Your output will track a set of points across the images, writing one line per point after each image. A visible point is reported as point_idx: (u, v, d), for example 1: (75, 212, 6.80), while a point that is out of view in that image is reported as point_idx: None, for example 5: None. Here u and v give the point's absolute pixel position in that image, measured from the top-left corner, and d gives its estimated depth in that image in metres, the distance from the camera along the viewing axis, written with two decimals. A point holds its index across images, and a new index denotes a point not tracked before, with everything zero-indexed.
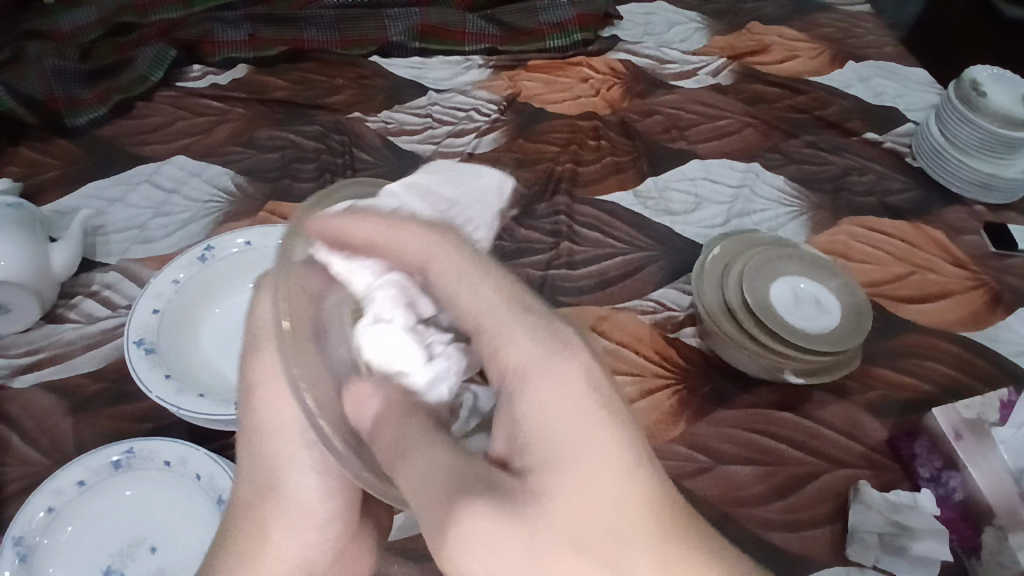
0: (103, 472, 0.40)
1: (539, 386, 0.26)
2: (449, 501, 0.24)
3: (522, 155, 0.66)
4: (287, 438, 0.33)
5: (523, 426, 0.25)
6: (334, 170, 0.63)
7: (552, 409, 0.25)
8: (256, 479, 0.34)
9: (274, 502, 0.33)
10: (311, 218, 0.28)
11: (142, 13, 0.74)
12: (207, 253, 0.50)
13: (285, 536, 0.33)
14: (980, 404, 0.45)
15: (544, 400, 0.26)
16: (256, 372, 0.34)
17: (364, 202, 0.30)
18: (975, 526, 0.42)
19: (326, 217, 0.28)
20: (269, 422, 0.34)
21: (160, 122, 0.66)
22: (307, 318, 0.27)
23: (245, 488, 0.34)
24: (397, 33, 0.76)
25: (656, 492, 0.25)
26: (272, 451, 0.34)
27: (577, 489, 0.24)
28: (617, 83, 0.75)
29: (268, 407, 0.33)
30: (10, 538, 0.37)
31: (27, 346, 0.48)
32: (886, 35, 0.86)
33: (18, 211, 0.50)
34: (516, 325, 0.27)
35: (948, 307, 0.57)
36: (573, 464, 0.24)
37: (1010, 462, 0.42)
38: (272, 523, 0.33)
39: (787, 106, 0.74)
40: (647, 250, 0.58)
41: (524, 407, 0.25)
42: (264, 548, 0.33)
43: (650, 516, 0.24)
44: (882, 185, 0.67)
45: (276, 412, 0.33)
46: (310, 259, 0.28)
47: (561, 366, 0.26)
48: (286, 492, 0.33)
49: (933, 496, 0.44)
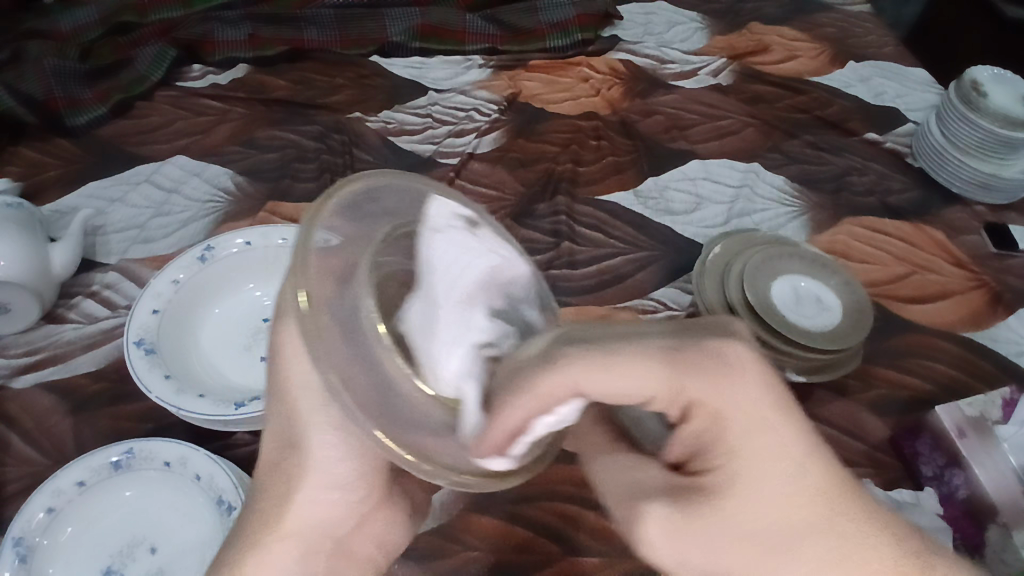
0: (103, 472, 0.39)
1: (698, 391, 0.27)
2: (636, 502, 0.30)
3: (522, 155, 0.66)
4: (305, 396, 0.32)
5: (697, 436, 0.28)
6: (334, 169, 0.63)
7: (728, 423, 0.27)
8: (282, 438, 0.34)
9: (296, 458, 0.33)
10: (311, 237, 0.24)
11: (143, 12, 0.74)
12: (207, 252, 0.50)
13: (304, 500, 0.33)
14: (983, 402, 0.46)
15: (722, 408, 0.27)
16: (285, 340, 0.30)
17: (383, 248, 0.26)
18: (979, 524, 0.42)
19: (319, 255, 0.24)
20: (295, 383, 0.32)
21: (160, 122, 0.66)
22: (326, 317, 0.23)
23: (271, 447, 0.34)
24: (397, 33, 0.76)
25: (827, 480, 0.28)
26: (298, 412, 0.32)
27: (757, 492, 0.27)
28: (617, 83, 0.75)
29: (294, 370, 0.31)
30: (11, 538, 0.37)
31: (28, 346, 0.48)
32: (886, 34, 0.86)
33: (18, 211, 0.50)
34: (599, 381, 0.25)
35: (949, 307, 0.57)
36: (748, 472, 0.27)
37: (1013, 460, 0.42)
38: (295, 485, 0.33)
39: (787, 106, 0.74)
40: (648, 250, 0.58)
41: (695, 425, 0.28)
42: (281, 510, 0.33)
43: (820, 505, 0.27)
44: (882, 185, 0.67)
45: (302, 374, 0.31)
46: (322, 251, 0.24)
47: (724, 383, 0.27)
48: (311, 462, 0.32)
49: (935, 494, 0.44)
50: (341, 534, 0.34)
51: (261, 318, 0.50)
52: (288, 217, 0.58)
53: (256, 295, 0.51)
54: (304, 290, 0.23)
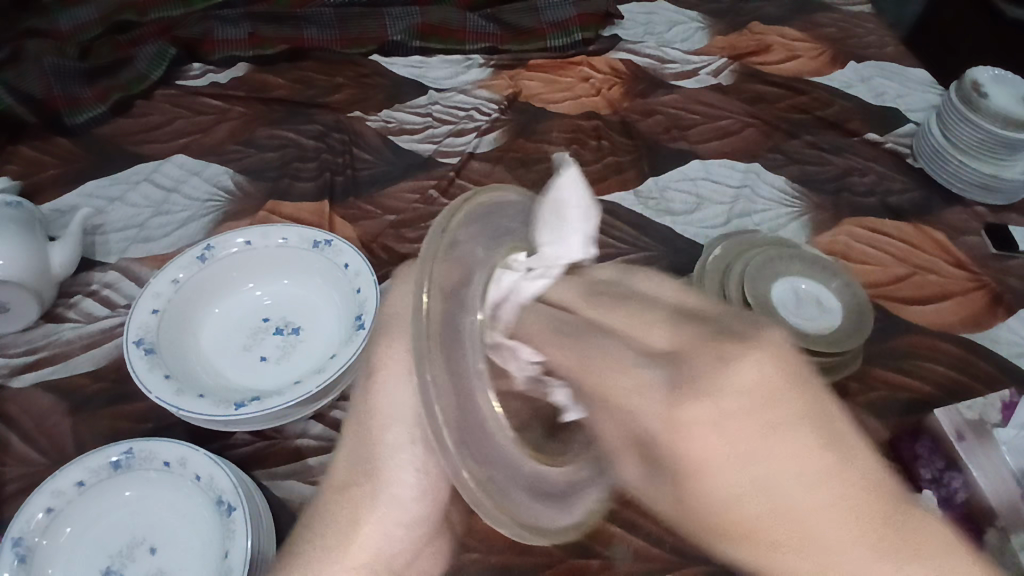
0: (103, 472, 0.39)
1: None
2: None
3: (523, 155, 0.66)
4: (393, 426, 0.31)
5: None
6: (334, 168, 0.63)
7: None
8: (355, 463, 0.33)
9: (370, 485, 0.32)
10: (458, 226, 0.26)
11: (143, 11, 0.74)
12: (207, 252, 0.50)
13: (375, 528, 0.31)
14: (981, 405, 0.46)
15: None
16: (377, 356, 0.32)
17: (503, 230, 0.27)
18: (976, 529, 0.41)
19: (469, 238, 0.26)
20: (380, 407, 0.32)
21: (160, 121, 0.66)
22: (443, 335, 0.25)
23: (342, 470, 0.33)
24: (397, 32, 0.76)
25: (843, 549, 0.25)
26: (378, 433, 0.32)
27: None
28: (618, 83, 0.74)
29: (382, 392, 0.32)
30: (10, 539, 0.37)
31: (27, 346, 0.48)
32: (886, 35, 0.86)
33: (18, 210, 0.50)
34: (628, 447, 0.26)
35: (949, 308, 0.57)
36: None
37: (1011, 463, 0.42)
38: (366, 512, 0.31)
39: (788, 106, 0.74)
40: (648, 250, 0.58)
41: None
42: (353, 535, 0.31)
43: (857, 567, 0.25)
44: (882, 185, 0.67)
45: (387, 399, 0.32)
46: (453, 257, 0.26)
47: None
48: (385, 489, 0.31)
49: (935, 496, 0.42)
50: (397, 567, 0.32)
51: (261, 318, 0.50)
52: (287, 216, 0.58)
53: (256, 295, 0.51)
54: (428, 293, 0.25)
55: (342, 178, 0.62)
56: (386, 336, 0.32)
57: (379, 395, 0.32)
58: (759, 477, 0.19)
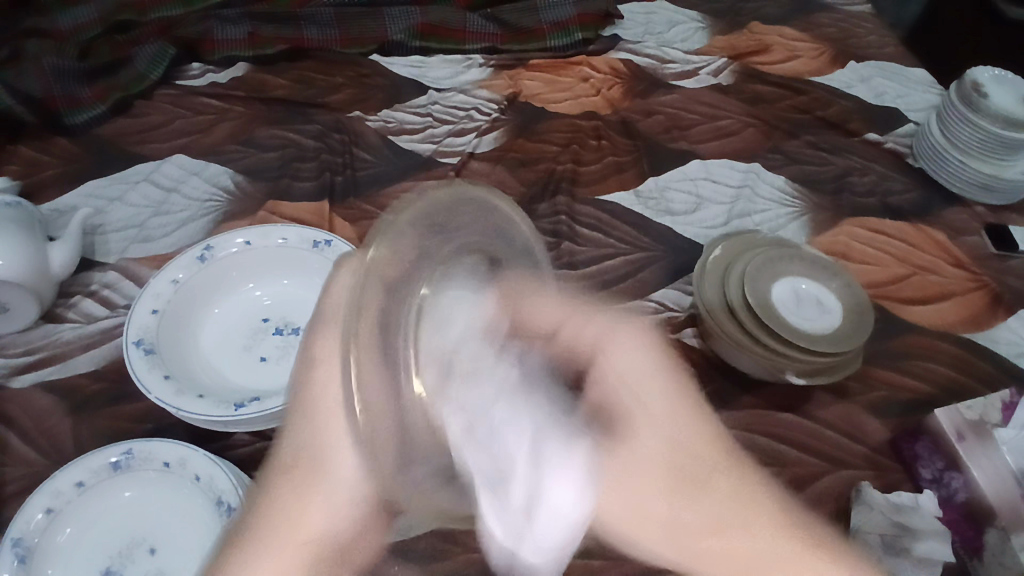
0: (103, 473, 0.39)
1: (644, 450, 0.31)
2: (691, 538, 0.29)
3: (522, 155, 0.66)
4: (334, 418, 0.28)
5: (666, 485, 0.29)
6: (334, 168, 0.62)
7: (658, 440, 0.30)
8: (308, 445, 0.31)
9: (318, 468, 0.30)
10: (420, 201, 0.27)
11: (142, 11, 0.73)
12: (207, 252, 0.50)
13: (320, 503, 0.30)
14: (983, 405, 0.45)
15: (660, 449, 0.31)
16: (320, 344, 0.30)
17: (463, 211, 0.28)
18: (977, 527, 0.42)
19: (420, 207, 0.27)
20: (320, 396, 0.30)
21: (160, 121, 0.66)
22: (387, 273, 0.25)
23: (291, 450, 0.32)
24: (397, 32, 0.76)
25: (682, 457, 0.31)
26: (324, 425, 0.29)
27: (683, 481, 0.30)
28: (617, 83, 0.74)
29: (319, 383, 0.30)
30: (10, 539, 0.37)
31: (27, 346, 0.48)
32: (886, 35, 0.86)
33: (17, 210, 0.50)
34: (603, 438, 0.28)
35: (949, 308, 0.57)
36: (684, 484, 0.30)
37: (1011, 462, 0.41)
38: (314, 494, 0.30)
39: (788, 106, 0.74)
40: (647, 250, 0.58)
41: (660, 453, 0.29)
42: (301, 516, 0.31)
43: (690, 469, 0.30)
44: (882, 185, 0.67)
45: (324, 388, 0.30)
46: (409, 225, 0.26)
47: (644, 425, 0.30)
48: (333, 472, 0.28)
49: (934, 497, 0.44)
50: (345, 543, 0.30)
51: (261, 318, 0.50)
52: (287, 217, 0.58)
53: (257, 295, 0.51)
54: (377, 247, 0.25)
55: (342, 179, 0.61)
56: (321, 328, 0.30)
57: (318, 387, 0.30)
58: (654, 501, 0.28)
